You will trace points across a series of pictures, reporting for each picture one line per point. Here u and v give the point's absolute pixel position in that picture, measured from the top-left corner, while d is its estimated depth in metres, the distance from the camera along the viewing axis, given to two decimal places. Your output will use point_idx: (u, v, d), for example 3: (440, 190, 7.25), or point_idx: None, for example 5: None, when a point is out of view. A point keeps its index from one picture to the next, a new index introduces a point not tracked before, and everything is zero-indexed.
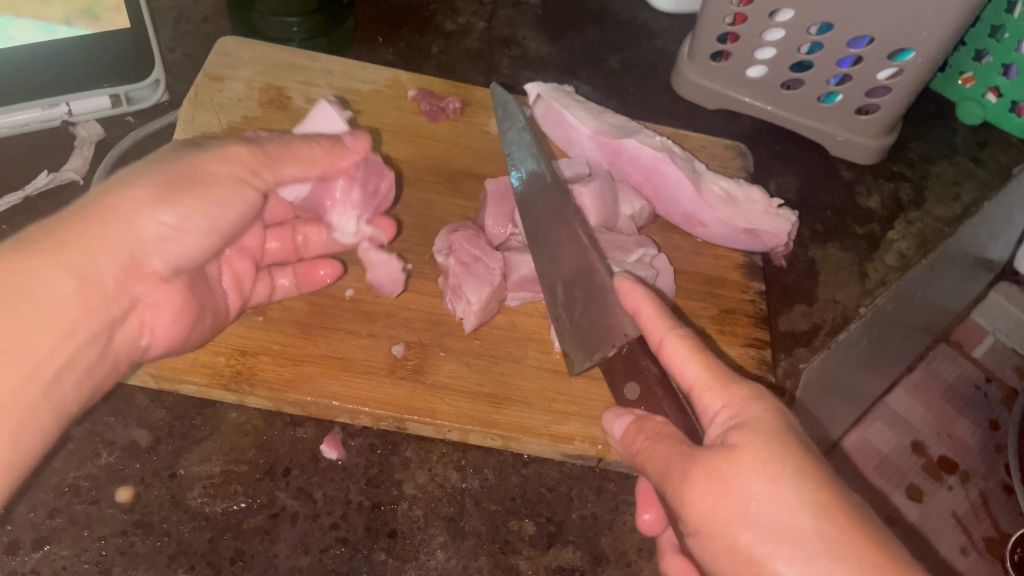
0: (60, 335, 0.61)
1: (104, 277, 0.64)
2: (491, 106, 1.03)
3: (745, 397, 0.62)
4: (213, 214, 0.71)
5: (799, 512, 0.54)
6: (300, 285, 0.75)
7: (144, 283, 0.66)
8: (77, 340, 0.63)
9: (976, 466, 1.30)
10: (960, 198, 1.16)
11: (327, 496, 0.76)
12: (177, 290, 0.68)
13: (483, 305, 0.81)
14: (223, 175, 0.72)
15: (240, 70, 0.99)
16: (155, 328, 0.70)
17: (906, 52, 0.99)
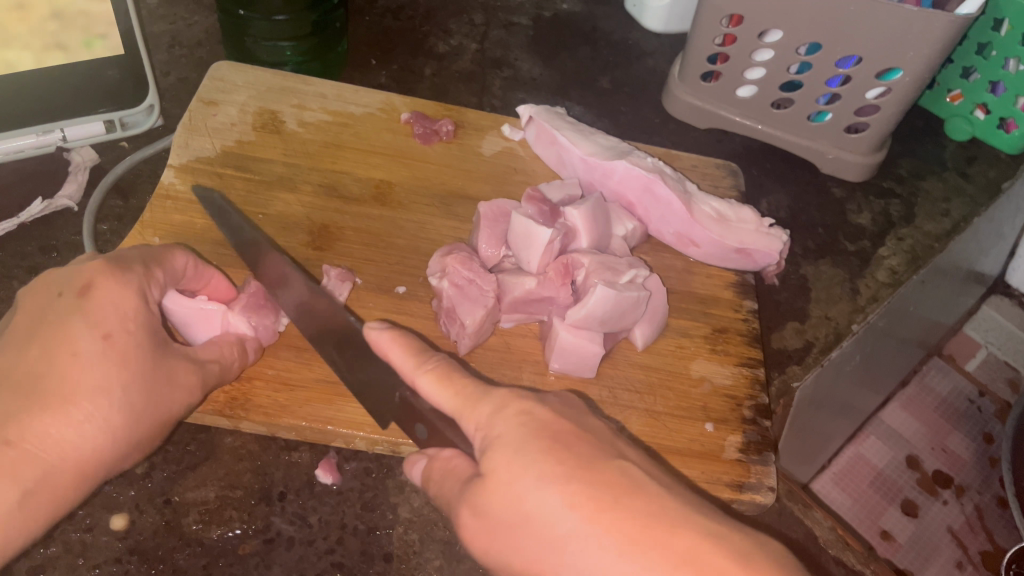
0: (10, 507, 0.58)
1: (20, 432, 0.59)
2: (483, 127, 1.04)
3: (491, 415, 0.63)
4: (105, 328, 0.64)
5: (559, 519, 0.55)
6: (195, 391, 0.69)
7: (82, 435, 0.61)
8: (40, 504, 0.59)
9: (971, 480, 1.31)
10: (950, 213, 1.17)
11: (323, 520, 0.76)
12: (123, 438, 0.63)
13: (477, 327, 0.82)
14: (116, 307, 0.65)
15: (235, 95, 1.00)
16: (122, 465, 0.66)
17: (894, 72, 1.01)
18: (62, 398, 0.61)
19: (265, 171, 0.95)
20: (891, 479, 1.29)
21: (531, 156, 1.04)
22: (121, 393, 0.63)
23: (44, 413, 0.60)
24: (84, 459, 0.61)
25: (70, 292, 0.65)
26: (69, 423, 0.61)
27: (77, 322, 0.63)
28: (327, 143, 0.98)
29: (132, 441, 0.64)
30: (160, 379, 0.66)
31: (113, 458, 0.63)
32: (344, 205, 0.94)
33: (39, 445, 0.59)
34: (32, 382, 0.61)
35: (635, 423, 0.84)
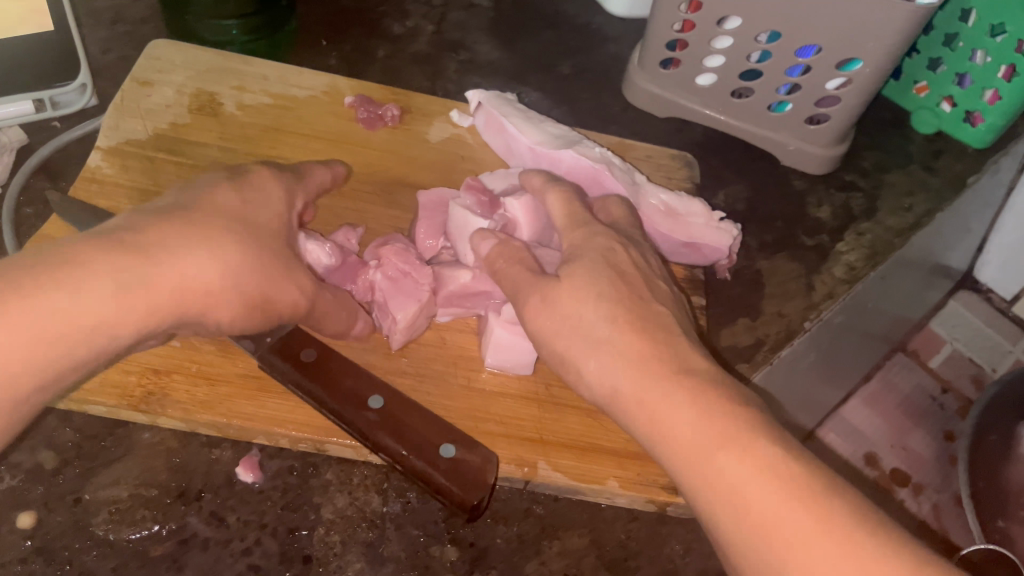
0: (103, 295, 0.57)
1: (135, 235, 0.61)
2: (432, 112, 1.01)
3: (569, 317, 0.66)
4: (252, 198, 0.71)
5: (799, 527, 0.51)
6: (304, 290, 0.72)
7: (188, 262, 0.62)
8: (135, 311, 0.59)
9: (930, 479, 1.30)
10: (913, 208, 1.14)
11: (240, 520, 0.73)
12: (223, 279, 0.64)
13: (586, 237, 0.72)
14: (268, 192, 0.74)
15: (172, 75, 0.97)
16: (219, 321, 0.67)
17: (854, 62, 0.98)
18: (213, 224, 0.66)
19: (200, 154, 0.92)
20: (849, 475, 1.27)
21: (481, 144, 1.00)
22: (229, 255, 0.65)
23: (157, 229, 0.63)
24: (53, 337, 0.55)
25: (251, 173, 0.74)
26: (196, 262, 0.63)
27: (226, 187, 0.70)
28: (267, 126, 0.95)
29: (16, 357, 0.54)
30: (275, 266, 0.69)
31: (207, 293, 0.64)
32: None
33: (146, 251, 0.61)
34: (146, 215, 0.64)
35: (571, 422, 0.81)
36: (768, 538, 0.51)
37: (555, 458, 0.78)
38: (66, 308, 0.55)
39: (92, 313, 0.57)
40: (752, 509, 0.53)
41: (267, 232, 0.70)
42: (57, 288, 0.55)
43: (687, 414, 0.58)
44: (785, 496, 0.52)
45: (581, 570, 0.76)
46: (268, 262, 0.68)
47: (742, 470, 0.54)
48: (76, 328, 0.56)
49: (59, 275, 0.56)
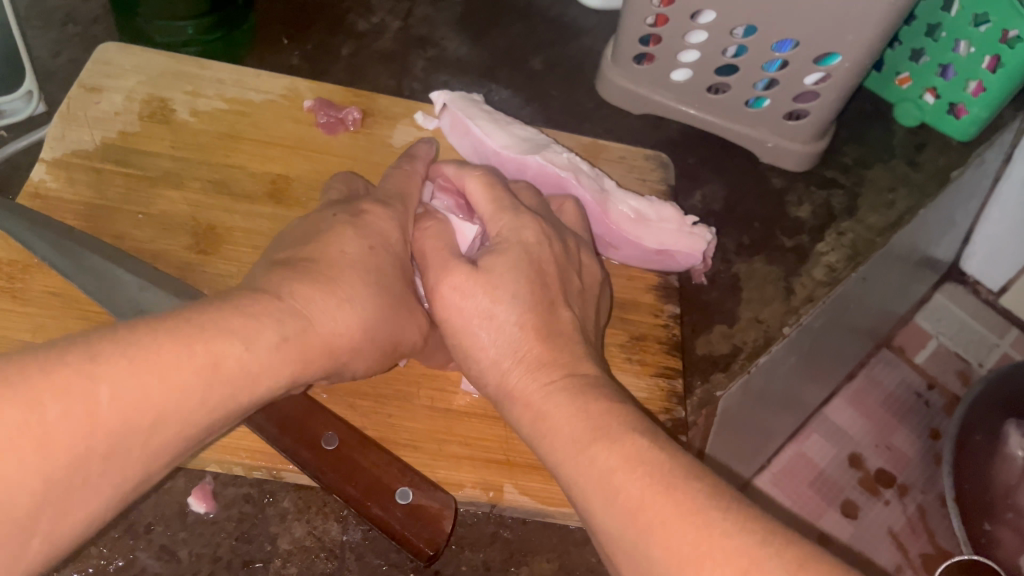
0: (267, 342, 0.54)
1: (266, 282, 0.59)
2: (395, 115, 0.97)
3: (473, 307, 0.65)
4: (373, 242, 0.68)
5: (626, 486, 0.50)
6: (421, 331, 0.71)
7: (336, 310, 0.61)
8: (292, 354, 0.56)
9: (914, 478, 1.28)
10: (895, 204, 1.11)
11: (192, 554, 0.70)
12: (362, 325, 0.63)
13: (514, 227, 0.70)
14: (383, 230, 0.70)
15: (122, 81, 0.93)
16: (358, 370, 0.66)
17: (833, 56, 0.94)
18: (360, 282, 0.64)
19: (150, 166, 0.88)
20: (831, 478, 1.25)
21: (447, 147, 0.96)
22: (371, 292, 0.65)
23: (295, 277, 0.61)
24: (234, 377, 0.51)
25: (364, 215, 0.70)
26: (341, 308, 0.61)
27: (349, 232, 0.67)
28: (222, 133, 0.91)
29: (211, 389, 0.50)
30: (405, 307, 0.69)
31: (352, 339, 0.62)
32: (235, 203, 0.87)
33: (278, 291, 0.59)
34: (293, 271, 0.61)
35: None
36: (608, 507, 0.51)
37: (522, 481, 0.75)
38: (219, 360, 0.50)
39: (242, 365, 0.52)
40: (601, 485, 0.52)
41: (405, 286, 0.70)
42: (225, 333, 0.51)
43: (552, 398, 0.60)
44: (649, 480, 0.50)
45: None
46: (394, 306, 0.67)
47: (611, 461, 0.52)
48: (224, 381, 0.51)
49: (189, 328, 0.50)
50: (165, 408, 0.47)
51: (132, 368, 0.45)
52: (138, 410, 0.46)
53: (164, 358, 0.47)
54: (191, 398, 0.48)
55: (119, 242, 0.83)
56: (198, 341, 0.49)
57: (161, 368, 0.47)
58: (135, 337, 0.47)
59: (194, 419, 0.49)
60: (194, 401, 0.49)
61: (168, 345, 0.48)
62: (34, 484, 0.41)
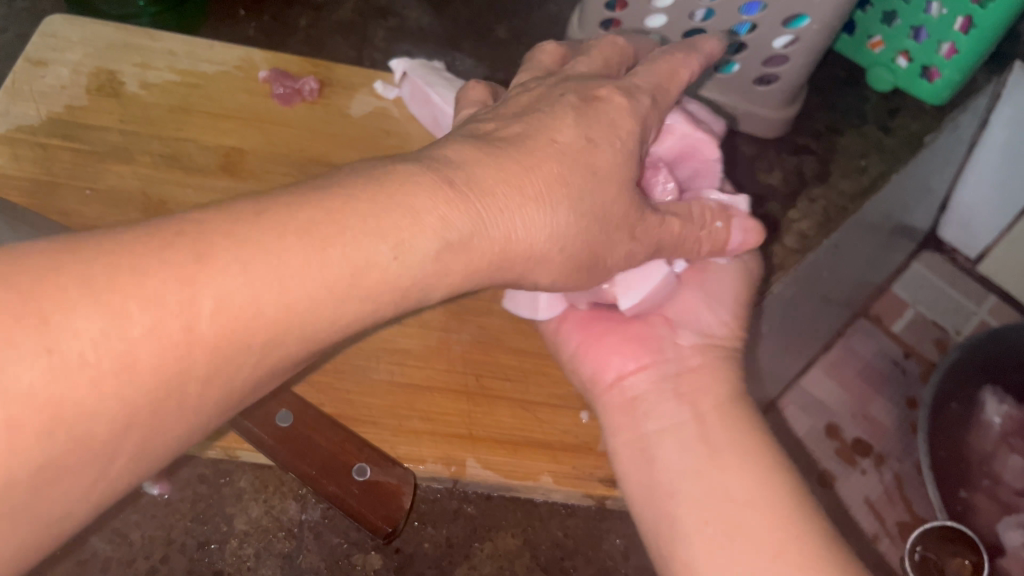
0: (419, 249, 0.48)
1: (471, 175, 0.51)
2: (354, 85, 0.94)
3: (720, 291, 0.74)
4: (596, 135, 0.57)
5: (748, 512, 0.56)
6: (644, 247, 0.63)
7: (504, 215, 0.52)
8: (443, 267, 0.50)
9: (892, 448, 1.26)
10: (867, 170, 1.09)
11: (145, 537, 0.68)
12: (545, 234, 0.55)
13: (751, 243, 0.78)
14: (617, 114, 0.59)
15: (68, 53, 0.90)
16: (547, 281, 0.60)
17: (801, 18, 0.92)
18: (553, 172, 0.54)
19: (98, 140, 0.85)
20: (806, 449, 1.25)
21: (407, 117, 0.93)
22: (550, 203, 0.54)
23: (490, 159, 0.53)
24: (373, 288, 0.46)
25: (603, 104, 0.59)
26: (520, 215, 0.53)
27: (573, 118, 0.57)
28: (173, 106, 0.88)
29: (341, 306, 0.45)
30: (609, 226, 0.58)
31: (529, 249, 0.55)
32: (187, 177, 0.85)
33: (474, 188, 0.51)
34: (472, 146, 0.53)
35: (503, 416, 0.75)
36: (728, 524, 0.57)
37: (483, 455, 0.73)
38: (319, 275, 0.43)
39: (380, 272, 0.46)
40: (728, 499, 0.58)
41: (601, 180, 0.56)
42: (363, 234, 0.45)
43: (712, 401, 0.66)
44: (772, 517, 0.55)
45: (513, 573, 0.72)
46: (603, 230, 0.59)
47: (745, 485, 0.58)
48: (355, 292, 0.46)
49: (327, 225, 0.44)
50: (254, 317, 0.42)
51: (245, 276, 0.41)
52: (245, 325, 0.41)
53: (290, 255, 0.42)
54: (299, 306, 0.43)
55: (66, 219, 0.80)
56: (335, 238, 0.44)
57: (283, 273, 0.42)
58: (262, 233, 0.42)
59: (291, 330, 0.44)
60: (305, 309, 0.44)
61: (295, 240, 0.43)
62: (112, 410, 0.38)
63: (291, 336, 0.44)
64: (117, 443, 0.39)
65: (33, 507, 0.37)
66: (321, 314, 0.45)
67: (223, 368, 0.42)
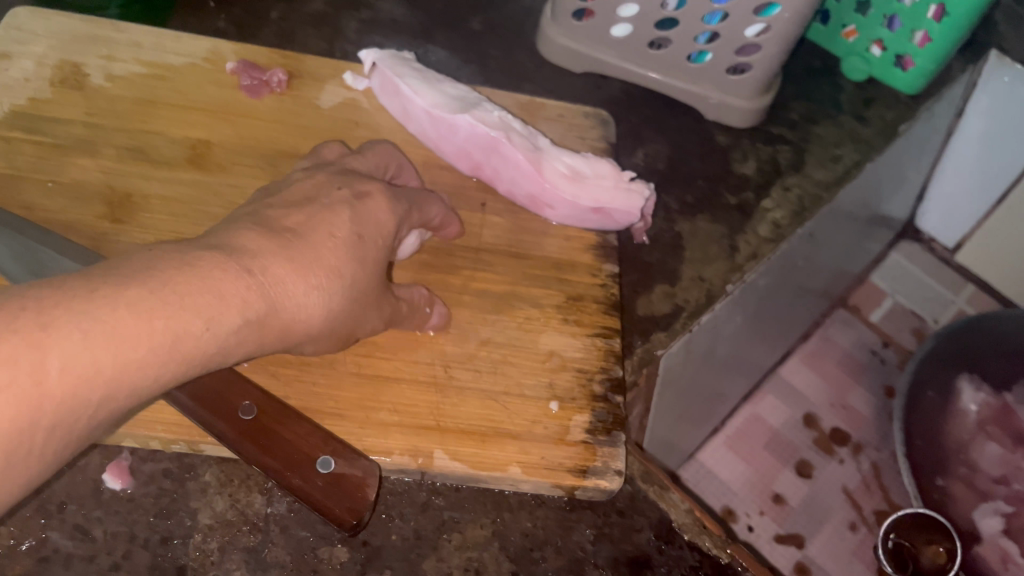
0: (231, 315, 0.53)
1: (256, 254, 0.57)
2: (323, 77, 0.93)
3: None
4: (362, 231, 0.64)
5: None
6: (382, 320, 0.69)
7: (293, 294, 0.58)
8: (248, 333, 0.55)
9: (869, 437, 1.28)
10: (841, 159, 1.09)
11: (108, 532, 0.67)
12: (324, 313, 0.61)
13: None
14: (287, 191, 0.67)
15: (33, 46, 0.89)
16: (305, 350, 0.66)
17: (773, 7, 0.90)
18: (331, 264, 0.61)
19: (62, 133, 0.84)
20: (785, 439, 1.25)
21: (377, 108, 0.92)
22: (331, 291, 0.61)
23: (269, 242, 0.59)
24: (189, 355, 0.51)
25: (367, 201, 0.67)
26: (306, 293, 0.59)
27: (344, 215, 0.64)
28: (138, 98, 0.87)
29: (162, 362, 0.49)
30: (369, 301, 0.66)
31: (308, 328, 0.61)
32: (153, 170, 0.84)
33: (265, 272, 0.57)
34: (259, 234, 0.59)
35: (472, 406, 0.75)
36: None
37: (452, 446, 0.73)
38: (144, 337, 0.48)
39: (194, 335, 0.51)
40: None
41: (361, 246, 0.64)
42: (179, 309, 0.50)
43: None
44: None
45: (483, 563, 0.71)
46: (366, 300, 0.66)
47: None
48: (178, 351, 0.50)
49: (149, 294, 0.49)
50: (83, 374, 0.45)
51: (85, 343, 0.45)
52: (88, 381, 0.45)
53: (128, 327, 0.47)
54: (126, 364, 0.47)
55: (29, 213, 0.79)
56: (158, 312, 0.49)
57: (122, 342, 0.47)
58: (84, 307, 0.45)
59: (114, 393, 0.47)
60: (133, 364, 0.47)
61: (132, 312, 0.47)
62: None
63: (115, 399, 0.47)
64: None
65: None
66: (140, 376, 0.48)
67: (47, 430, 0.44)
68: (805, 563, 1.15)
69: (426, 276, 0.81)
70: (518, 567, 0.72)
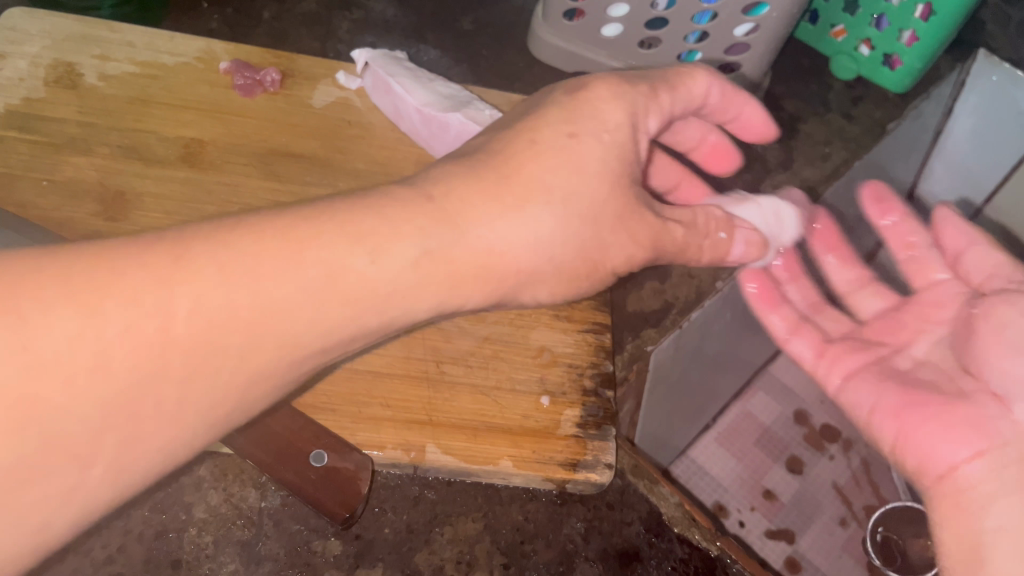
0: (407, 259, 0.55)
1: (448, 193, 0.57)
2: (316, 76, 0.93)
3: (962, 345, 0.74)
4: (567, 136, 0.59)
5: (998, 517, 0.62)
6: (643, 246, 0.62)
7: (509, 230, 0.57)
8: (435, 279, 0.56)
9: (862, 432, 1.27)
10: (830, 157, 1.10)
11: (102, 526, 0.68)
12: (550, 258, 0.60)
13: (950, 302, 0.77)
14: (599, 107, 0.60)
15: (26, 46, 0.89)
16: (540, 295, 0.64)
17: (760, 7, 0.92)
18: (545, 186, 0.58)
19: (56, 132, 0.85)
20: (776, 435, 1.26)
21: (370, 107, 0.93)
22: (560, 211, 0.58)
23: (480, 178, 0.58)
24: (351, 292, 0.53)
25: (587, 91, 0.61)
26: (532, 225, 0.58)
27: (551, 124, 0.60)
28: (132, 98, 0.88)
29: (309, 311, 0.51)
30: (629, 214, 0.60)
31: (523, 272, 0.60)
32: (146, 168, 0.84)
33: (455, 211, 0.56)
34: (456, 167, 0.59)
35: (463, 401, 0.75)
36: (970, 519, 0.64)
37: (444, 440, 0.73)
38: (272, 285, 0.50)
39: (363, 282, 0.53)
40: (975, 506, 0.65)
41: (612, 155, 0.59)
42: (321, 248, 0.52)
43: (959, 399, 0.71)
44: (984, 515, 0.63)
45: (474, 556, 0.72)
46: (602, 225, 0.60)
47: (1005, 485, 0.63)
48: (331, 297, 0.52)
49: (293, 239, 0.51)
50: (209, 316, 0.48)
51: (218, 283, 0.48)
52: (219, 330, 0.48)
53: (265, 265, 0.50)
54: (266, 312, 0.50)
55: (24, 210, 0.80)
56: (304, 252, 0.51)
57: (259, 280, 0.49)
58: (208, 249, 0.48)
59: (261, 334, 0.50)
60: (272, 313, 0.50)
61: (264, 252, 0.50)
62: (80, 408, 0.43)
63: (263, 340, 0.50)
64: (91, 447, 0.44)
65: (51, 497, 0.43)
66: (278, 323, 0.50)
67: (187, 367, 0.47)
68: (795, 557, 1.17)
69: None
70: (508, 560, 0.73)
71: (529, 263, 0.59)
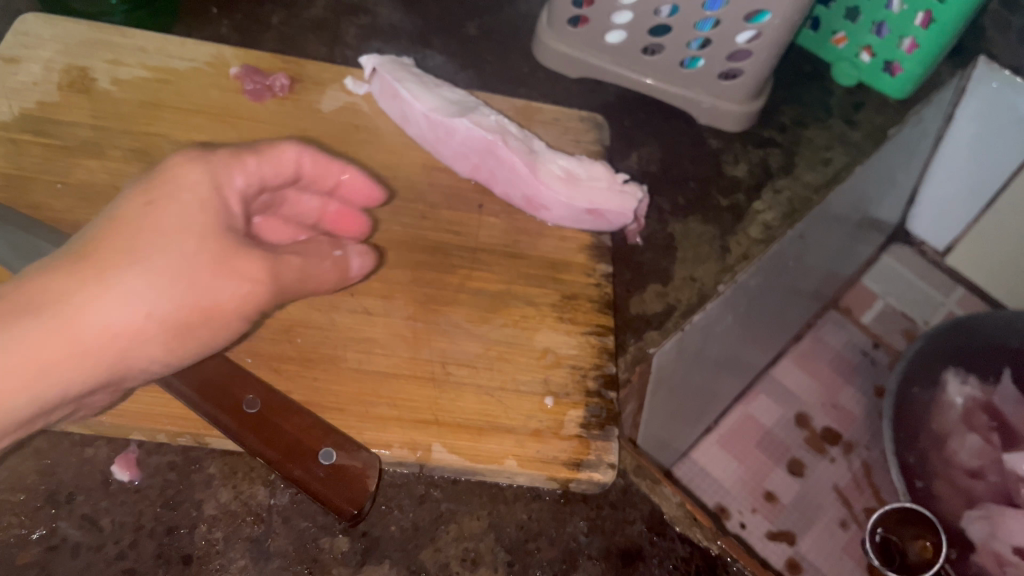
0: (94, 325, 0.55)
1: (98, 244, 0.57)
2: (324, 81, 0.95)
3: None
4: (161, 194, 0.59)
5: None
6: (258, 283, 0.60)
7: (163, 280, 0.57)
8: (143, 333, 0.57)
9: (860, 436, 1.30)
10: (830, 163, 1.11)
11: (115, 522, 0.69)
12: (247, 285, 0.60)
13: None
14: (183, 184, 0.60)
15: (39, 50, 0.91)
16: (203, 344, 0.61)
17: (763, 14, 0.93)
18: (173, 231, 0.58)
19: (70, 135, 0.86)
20: (778, 437, 1.27)
21: (377, 112, 0.94)
22: (201, 254, 0.58)
23: (121, 224, 0.58)
24: (89, 343, 0.55)
25: (164, 165, 0.61)
26: (216, 276, 0.59)
27: (186, 177, 0.60)
28: (144, 102, 0.89)
29: (78, 363, 0.55)
30: (219, 251, 0.59)
31: (223, 307, 0.59)
32: (157, 171, 0.86)
33: (107, 257, 0.56)
34: (143, 207, 0.59)
35: (469, 401, 0.77)
36: None
37: (450, 440, 0.75)
38: (55, 340, 0.53)
39: (108, 330, 0.55)
40: None
41: (185, 213, 0.59)
42: (165, 273, 0.57)
43: None
44: None
45: (479, 553, 0.73)
46: (191, 272, 0.58)
47: None
48: (82, 349, 0.55)
49: (60, 295, 0.54)
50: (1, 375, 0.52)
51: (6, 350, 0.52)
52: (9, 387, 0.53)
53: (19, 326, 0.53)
54: (41, 364, 0.54)
55: (38, 212, 0.81)
56: (72, 305, 0.54)
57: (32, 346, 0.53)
58: (69, 280, 0.55)
59: (53, 380, 0.54)
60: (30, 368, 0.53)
61: (49, 299, 0.54)
62: None
63: (60, 382, 0.55)
64: None
65: None
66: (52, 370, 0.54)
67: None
68: (795, 559, 1.18)
69: (425, 274, 0.83)
70: (513, 558, 0.74)
71: (213, 308, 0.59)
